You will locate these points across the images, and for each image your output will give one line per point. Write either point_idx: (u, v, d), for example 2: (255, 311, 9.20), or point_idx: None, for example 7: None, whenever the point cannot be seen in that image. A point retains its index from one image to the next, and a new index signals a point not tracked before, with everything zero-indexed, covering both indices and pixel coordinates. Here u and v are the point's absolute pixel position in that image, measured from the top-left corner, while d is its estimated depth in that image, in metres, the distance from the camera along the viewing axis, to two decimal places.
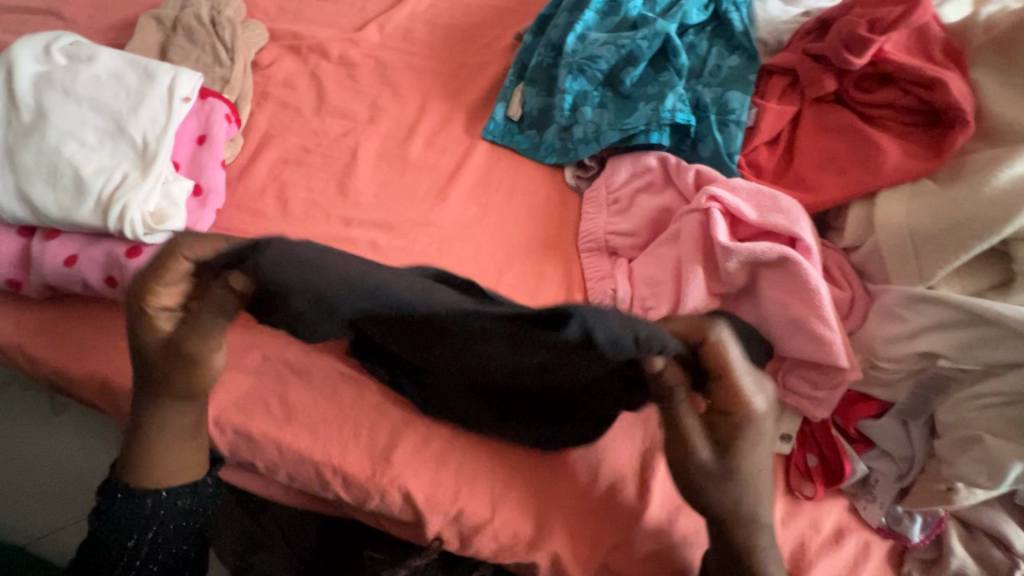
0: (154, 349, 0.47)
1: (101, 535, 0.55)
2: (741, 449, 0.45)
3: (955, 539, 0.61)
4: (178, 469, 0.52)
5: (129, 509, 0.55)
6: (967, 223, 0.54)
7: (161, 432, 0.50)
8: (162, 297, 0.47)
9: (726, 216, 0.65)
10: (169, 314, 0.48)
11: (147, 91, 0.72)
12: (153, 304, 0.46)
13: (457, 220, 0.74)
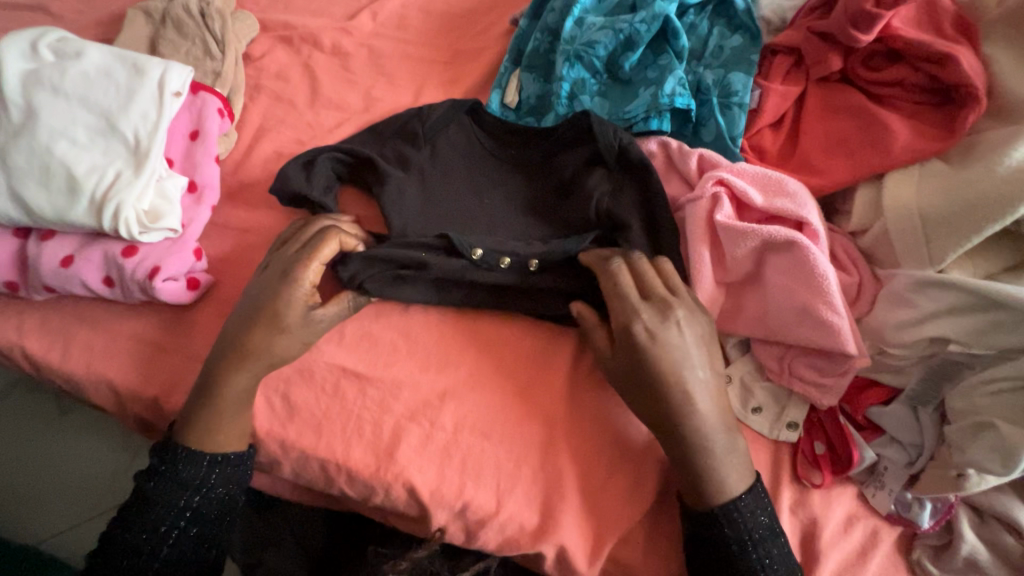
0: (287, 309, 0.63)
1: (157, 497, 0.60)
2: (645, 367, 0.57)
3: (967, 525, 0.60)
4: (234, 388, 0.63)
5: (161, 503, 0.60)
6: (980, 202, 0.52)
7: (243, 361, 0.62)
8: (309, 276, 0.64)
9: (732, 201, 0.64)
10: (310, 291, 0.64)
11: (137, 87, 0.71)
12: (300, 280, 0.63)
13: (458, 205, 0.73)
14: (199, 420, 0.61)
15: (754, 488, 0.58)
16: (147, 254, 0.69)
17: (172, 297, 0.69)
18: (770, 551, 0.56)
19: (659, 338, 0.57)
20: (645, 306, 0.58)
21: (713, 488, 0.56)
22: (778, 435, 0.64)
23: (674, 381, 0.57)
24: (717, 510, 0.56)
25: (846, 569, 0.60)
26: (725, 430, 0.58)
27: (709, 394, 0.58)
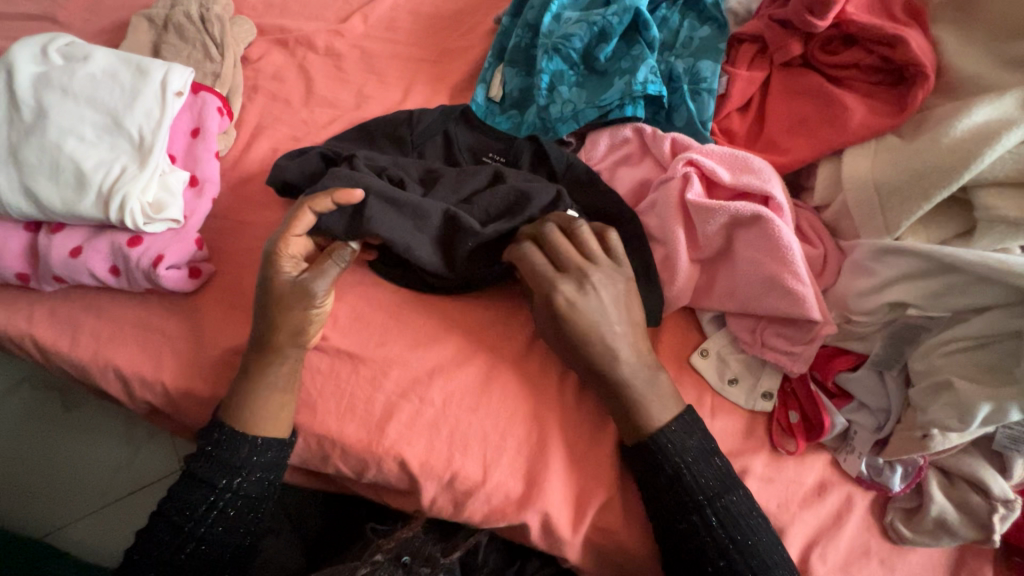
0: (282, 289, 0.65)
1: (201, 473, 0.64)
2: (569, 328, 0.62)
3: (935, 486, 0.63)
4: (264, 401, 0.66)
5: (201, 483, 0.64)
6: (929, 172, 0.57)
7: (282, 347, 0.66)
8: (291, 248, 0.67)
9: (702, 180, 0.68)
10: (294, 261, 0.67)
11: (140, 87, 0.75)
12: (281, 255, 0.66)
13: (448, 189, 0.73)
14: (240, 405, 0.66)
15: (683, 417, 0.62)
16: (151, 244, 0.73)
17: (175, 285, 0.73)
18: (733, 510, 0.60)
19: (575, 300, 0.62)
20: (575, 267, 0.63)
21: (640, 422, 0.62)
22: (753, 405, 0.67)
23: (596, 340, 0.62)
24: (650, 440, 0.61)
25: (821, 532, 0.63)
26: (647, 375, 0.63)
27: (628, 344, 0.63)
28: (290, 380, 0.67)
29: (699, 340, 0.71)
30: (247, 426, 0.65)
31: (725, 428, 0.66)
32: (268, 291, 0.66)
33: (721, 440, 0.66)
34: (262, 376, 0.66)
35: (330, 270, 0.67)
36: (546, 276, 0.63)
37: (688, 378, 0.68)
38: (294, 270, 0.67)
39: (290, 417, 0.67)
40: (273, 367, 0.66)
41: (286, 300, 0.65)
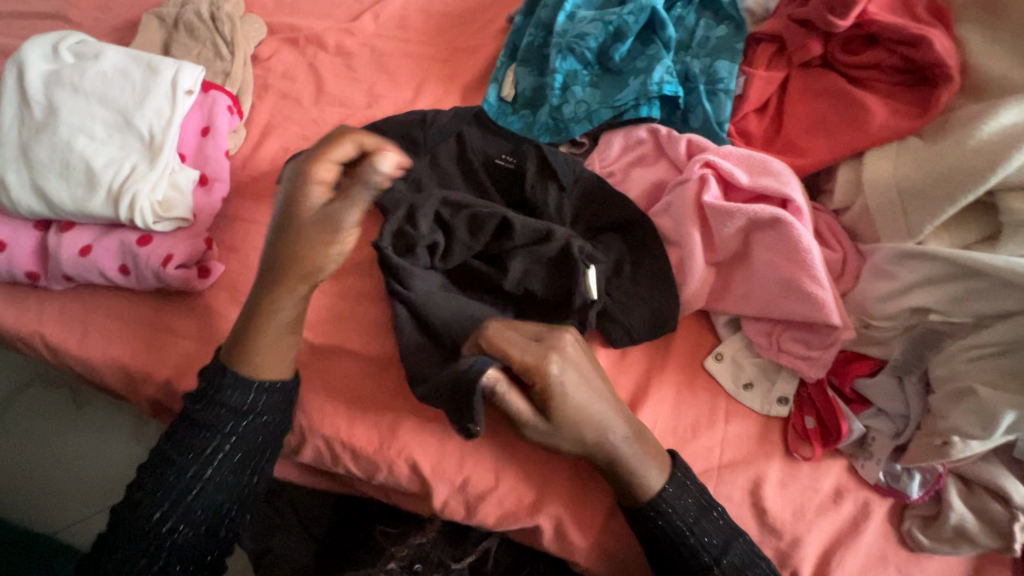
0: (308, 218, 0.57)
1: (204, 416, 0.62)
2: (564, 413, 0.56)
3: (955, 494, 0.62)
4: (275, 362, 0.63)
5: (191, 453, 0.61)
6: (953, 175, 0.57)
7: (293, 281, 0.60)
8: (323, 172, 0.58)
9: (718, 181, 0.67)
10: (325, 188, 0.58)
11: (151, 85, 0.75)
12: (311, 178, 0.57)
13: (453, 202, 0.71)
14: (247, 338, 0.62)
15: (676, 476, 0.61)
16: (160, 243, 0.72)
17: (185, 284, 0.72)
18: (705, 527, 0.60)
19: (567, 374, 0.56)
20: (545, 350, 0.57)
21: (638, 490, 0.60)
22: (769, 410, 0.66)
23: (582, 414, 0.57)
24: (649, 507, 0.59)
25: (837, 539, 0.62)
26: (632, 430, 0.60)
27: (602, 398, 0.59)
28: (291, 322, 0.63)
29: (714, 344, 0.70)
30: (256, 367, 0.62)
31: (740, 433, 0.65)
32: (287, 216, 0.58)
33: (736, 445, 0.65)
34: (269, 309, 0.61)
35: (362, 198, 0.56)
36: (534, 370, 0.55)
37: (702, 382, 0.67)
38: (322, 197, 0.58)
39: (291, 363, 0.64)
40: (282, 298, 0.61)
41: (307, 230, 0.57)
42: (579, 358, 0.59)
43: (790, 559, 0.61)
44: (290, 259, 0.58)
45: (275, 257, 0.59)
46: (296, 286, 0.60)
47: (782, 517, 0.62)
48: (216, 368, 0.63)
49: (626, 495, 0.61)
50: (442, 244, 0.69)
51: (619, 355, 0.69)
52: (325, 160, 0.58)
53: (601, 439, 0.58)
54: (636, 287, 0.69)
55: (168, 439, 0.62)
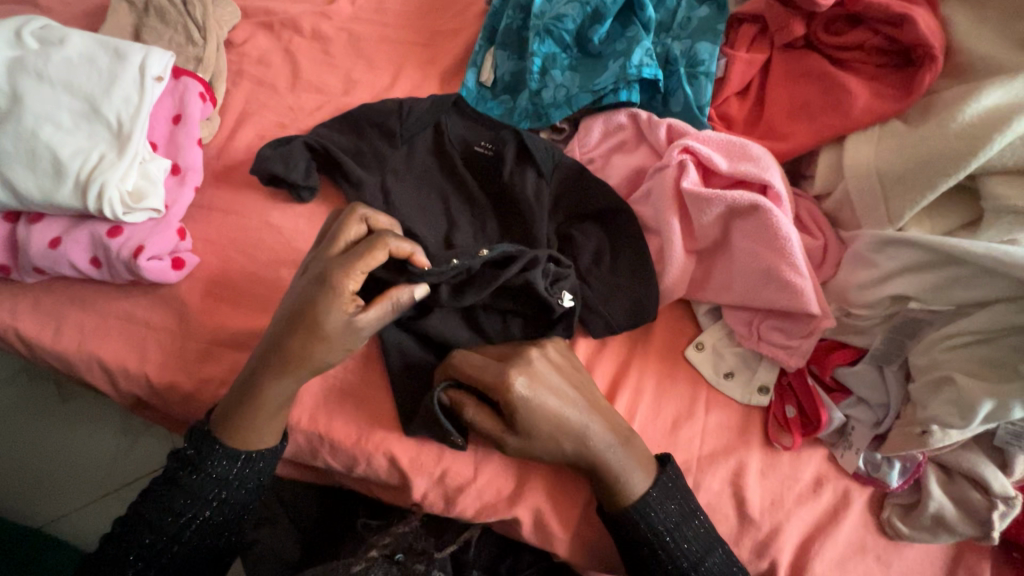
0: (332, 328, 0.57)
1: (186, 483, 0.60)
2: (535, 421, 0.56)
3: (934, 482, 0.62)
4: (260, 435, 0.61)
5: (185, 492, 0.60)
6: (934, 160, 0.55)
7: (295, 369, 0.58)
8: (353, 284, 0.57)
9: (699, 168, 0.66)
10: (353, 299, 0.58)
11: (118, 72, 0.73)
12: (342, 291, 0.57)
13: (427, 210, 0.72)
14: (234, 417, 0.60)
15: (662, 481, 0.59)
16: (132, 234, 0.71)
17: (158, 276, 0.71)
18: (685, 534, 0.58)
19: (535, 386, 0.57)
20: (511, 366, 0.58)
21: (619, 493, 0.58)
22: (749, 399, 0.65)
23: (554, 424, 0.57)
24: (631, 509, 0.57)
25: (817, 528, 0.62)
26: (619, 440, 0.59)
27: (579, 406, 0.59)
28: (276, 406, 0.60)
29: (695, 334, 0.69)
30: (245, 440, 0.61)
31: (720, 423, 0.65)
32: (318, 323, 0.56)
33: (716, 435, 0.64)
34: (262, 400, 0.59)
35: (385, 310, 0.58)
36: (496, 386, 0.57)
37: (682, 372, 0.67)
38: (352, 309, 0.57)
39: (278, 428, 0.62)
40: (280, 389, 0.59)
41: (339, 340, 0.57)
42: (551, 373, 0.59)
43: (771, 549, 0.61)
44: (297, 333, 0.57)
45: (282, 339, 0.58)
46: (298, 376, 0.59)
47: (763, 507, 0.62)
48: (203, 436, 0.61)
49: (607, 497, 0.59)
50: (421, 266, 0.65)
51: (599, 345, 0.68)
52: (360, 267, 0.57)
53: (580, 447, 0.57)
54: (617, 277, 0.68)
55: (169, 466, 0.62)
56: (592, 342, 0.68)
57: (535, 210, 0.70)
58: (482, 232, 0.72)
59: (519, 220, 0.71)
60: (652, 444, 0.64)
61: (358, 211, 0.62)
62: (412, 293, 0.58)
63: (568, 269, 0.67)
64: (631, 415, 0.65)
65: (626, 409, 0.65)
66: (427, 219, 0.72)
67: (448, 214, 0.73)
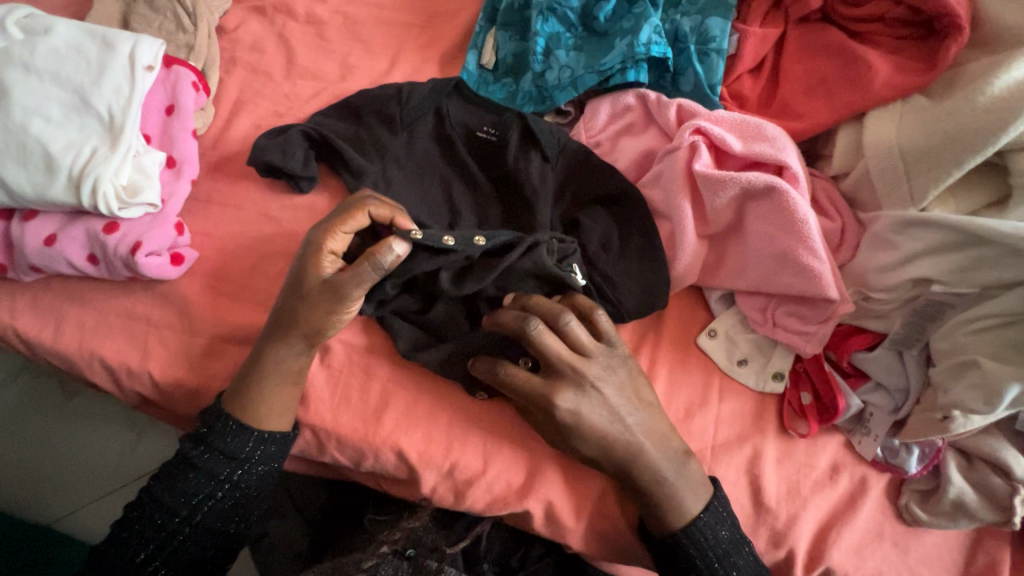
0: (315, 287, 0.58)
1: (200, 461, 0.61)
2: (580, 439, 0.55)
3: (954, 468, 0.60)
4: (274, 418, 0.62)
5: (199, 468, 0.60)
6: (960, 136, 0.53)
7: (291, 335, 0.60)
8: (334, 243, 0.59)
9: (711, 149, 0.64)
10: (334, 258, 0.59)
11: (108, 61, 0.70)
12: (320, 249, 0.59)
13: (430, 201, 0.71)
14: (242, 395, 0.61)
15: (713, 506, 0.57)
16: (128, 230, 0.69)
17: (157, 272, 0.69)
18: (736, 561, 0.57)
19: (580, 410, 0.55)
20: (570, 373, 0.55)
21: (672, 514, 0.57)
22: (764, 386, 0.64)
23: (602, 444, 0.55)
24: (681, 533, 0.56)
25: (834, 516, 0.61)
26: (674, 460, 0.57)
27: (642, 429, 0.56)
28: (289, 383, 0.62)
29: (708, 320, 0.68)
30: (253, 420, 0.61)
31: (734, 411, 0.64)
32: (301, 283, 0.59)
33: (730, 423, 0.63)
34: (268, 371, 0.61)
35: (368, 278, 0.56)
36: (540, 401, 0.54)
37: (695, 360, 0.65)
38: (333, 268, 0.59)
39: (286, 411, 0.63)
40: (286, 359, 0.61)
41: (319, 299, 0.58)
42: (607, 393, 0.56)
43: (787, 537, 0.60)
44: (291, 299, 0.59)
45: (281, 306, 0.60)
46: (296, 342, 0.60)
47: (778, 496, 0.61)
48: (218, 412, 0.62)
49: (655, 518, 0.57)
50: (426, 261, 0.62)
51: None
52: (338, 224, 0.59)
53: (650, 462, 0.56)
54: (626, 262, 0.66)
55: (184, 446, 0.62)
56: None
57: (540, 195, 0.68)
58: (485, 220, 0.70)
59: (523, 205, 0.69)
60: None
61: (361, 199, 0.60)
62: (394, 255, 0.55)
63: (571, 243, 0.65)
64: None
65: None
66: (429, 208, 0.70)
67: (451, 202, 0.71)
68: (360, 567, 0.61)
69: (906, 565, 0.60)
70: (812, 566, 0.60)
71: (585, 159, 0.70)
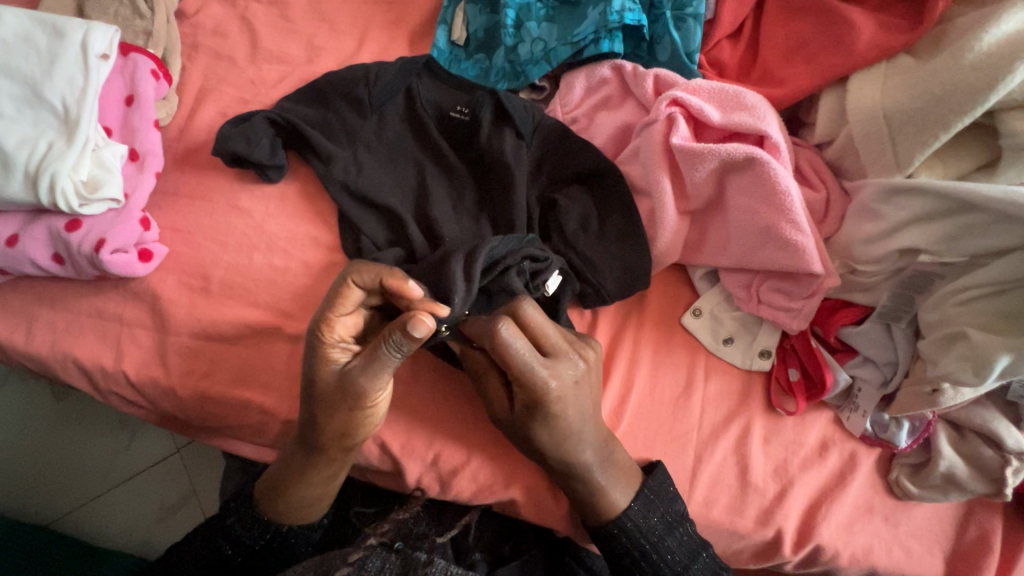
0: (327, 387, 0.52)
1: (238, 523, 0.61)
2: (550, 427, 0.53)
3: (944, 440, 0.59)
4: (303, 514, 0.60)
5: (230, 534, 0.61)
6: (949, 96, 0.51)
7: (326, 447, 0.56)
8: (338, 332, 0.53)
9: (690, 121, 0.62)
10: (344, 347, 0.54)
11: (59, 51, 0.67)
12: (328, 342, 0.53)
13: (405, 186, 0.69)
14: (268, 491, 0.59)
15: (643, 494, 0.56)
16: (91, 227, 0.66)
17: (124, 269, 0.67)
18: (669, 545, 0.56)
19: (565, 395, 0.53)
20: (544, 368, 0.51)
21: (602, 508, 0.56)
22: (750, 364, 0.63)
23: (563, 437, 0.53)
24: (611, 524, 0.56)
25: (824, 492, 0.60)
26: (604, 457, 0.55)
27: (591, 427, 0.55)
28: (324, 486, 0.59)
29: (692, 299, 0.66)
30: (285, 516, 0.60)
31: (721, 390, 0.62)
32: (312, 384, 0.53)
33: (717, 404, 0.62)
34: (302, 475, 0.58)
35: (388, 360, 0.50)
36: (531, 382, 0.51)
37: (680, 340, 0.64)
38: (346, 357, 0.53)
39: (320, 505, 0.61)
40: (319, 469, 0.57)
41: (337, 400, 0.52)
42: (583, 384, 0.55)
43: (776, 516, 0.59)
44: (309, 406, 0.54)
45: (305, 417, 0.55)
46: (329, 452, 0.56)
47: (767, 474, 0.60)
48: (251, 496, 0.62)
49: (589, 511, 0.57)
50: (401, 254, 0.64)
51: (591, 318, 0.65)
52: (337, 312, 0.52)
53: (584, 461, 0.54)
54: (607, 243, 0.64)
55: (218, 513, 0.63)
56: (583, 313, 0.65)
57: (515, 175, 0.65)
58: (459, 203, 0.68)
59: (499, 186, 0.66)
60: (652, 416, 0.61)
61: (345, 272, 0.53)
62: (423, 324, 0.47)
63: (546, 258, 0.60)
64: (628, 388, 0.62)
65: (622, 382, 0.62)
66: (401, 193, 0.68)
67: (423, 186, 0.68)
68: (347, 560, 0.54)
69: (896, 539, 0.60)
70: (803, 544, 0.59)
71: (559, 139, 0.67)
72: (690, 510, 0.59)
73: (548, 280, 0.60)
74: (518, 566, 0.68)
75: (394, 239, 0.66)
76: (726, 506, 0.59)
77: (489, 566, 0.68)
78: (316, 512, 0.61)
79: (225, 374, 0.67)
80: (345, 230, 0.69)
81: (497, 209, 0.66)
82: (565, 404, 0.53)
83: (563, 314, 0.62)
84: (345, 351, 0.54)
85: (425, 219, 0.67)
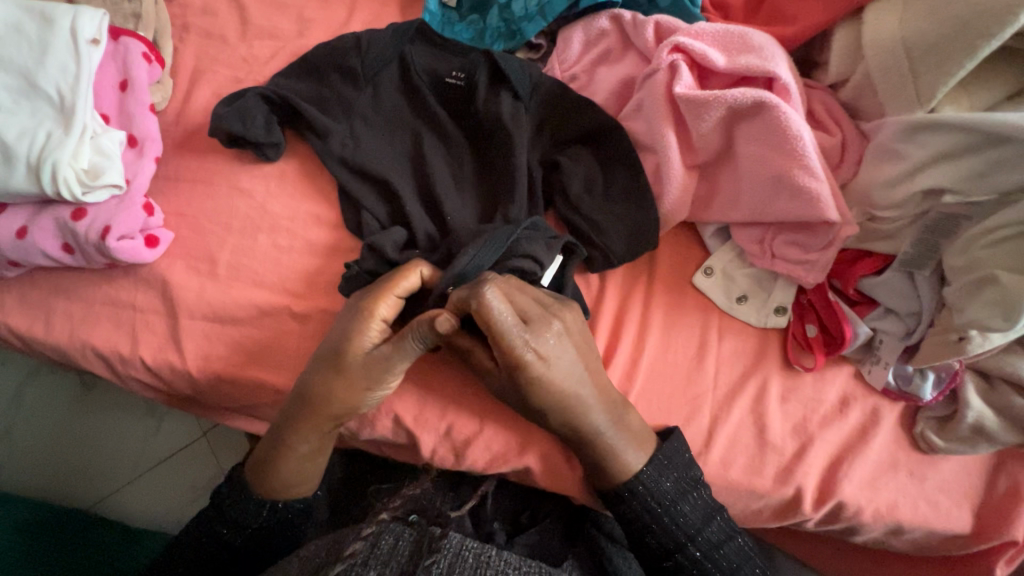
0: (353, 360, 0.54)
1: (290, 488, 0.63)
2: (541, 391, 0.52)
3: (972, 391, 0.57)
4: (280, 487, 0.59)
5: (227, 521, 0.61)
6: (974, 19, 0.47)
7: (319, 419, 0.56)
8: (384, 309, 0.55)
9: (693, 68, 0.59)
10: (381, 326, 0.55)
11: (49, 39, 0.66)
12: (372, 316, 0.55)
13: (403, 157, 0.67)
14: (260, 460, 0.59)
15: (664, 458, 0.56)
16: (97, 215, 0.66)
17: (132, 256, 0.67)
18: (683, 508, 0.55)
19: (546, 357, 0.51)
20: (522, 331, 0.50)
21: (614, 471, 0.55)
22: (765, 321, 0.61)
23: (559, 399, 0.52)
24: (623, 488, 0.55)
25: (846, 449, 0.58)
26: (613, 409, 0.55)
27: (586, 381, 0.54)
28: (302, 464, 0.58)
29: (703, 259, 0.64)
30: (263, 484, 0.58)
31: (736, 349, 0.61)
32: (339, 355, 0.54)
33: (731, 363, 0.60)
34: (291, 450, 0.57)
35: (407, 349, 0.53)
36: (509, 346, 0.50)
37: (692, 302, 0.62)
38: (377, 338, 0.55)
39: (298, 485, 0.59)
40: (309, 441, 0.57)
41: (358, 373, 0.54)
42: (569, 346, 0.53)
43: (796, 474, 0.57)
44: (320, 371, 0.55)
45: (314, 386, 0.55)
46: (322, 430, 0.56)
47: (786, 432, 0.59)
48: (255, 468, 0.59)
49: (602, 477, 0.56)
50: (400, 233, 0.62)
51: (598, 285, 0.64)
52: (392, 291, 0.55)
53: (590, 422, 0.53)
54: (612, 204, 0.62)
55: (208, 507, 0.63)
56: (590, 280, 0.64)
57: (514, 137, 0.63)
58: (459, 172, 0.66)
59: (498, 151, 0.65)
60: (665, 379, 0.60)
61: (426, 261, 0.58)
62: (450, 318, 0.49)
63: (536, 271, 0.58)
64: (638, 352, 0.61)
65: (632, 348, 0.61)
66: (400, 164, 0.67)
67: (420, 155, 0.67)
68: (359, 536, 0.52)
69: (922, 494, 0.58)
70: (825, 501, 0.58)
71: (558, 101, 0.65)
72: (707, 473, 0.58)
73: (547, 268, 0.58)
74: (536, 533, 0.68)
75: (396, 216, 0.65)
76: (743, 466, 0.58)
77: (507, 534, 0.68)
78: (308, 485, 0.60)
79: (238, 355, 0.67)
80: (348, 204, 0.68)
81: (498, 176, 0.65)
82: (556, 370, 0.52)
83: (569, 280, 0.60)
84: (382, 328, 0.55)
85: (427, 191, 0.65)
